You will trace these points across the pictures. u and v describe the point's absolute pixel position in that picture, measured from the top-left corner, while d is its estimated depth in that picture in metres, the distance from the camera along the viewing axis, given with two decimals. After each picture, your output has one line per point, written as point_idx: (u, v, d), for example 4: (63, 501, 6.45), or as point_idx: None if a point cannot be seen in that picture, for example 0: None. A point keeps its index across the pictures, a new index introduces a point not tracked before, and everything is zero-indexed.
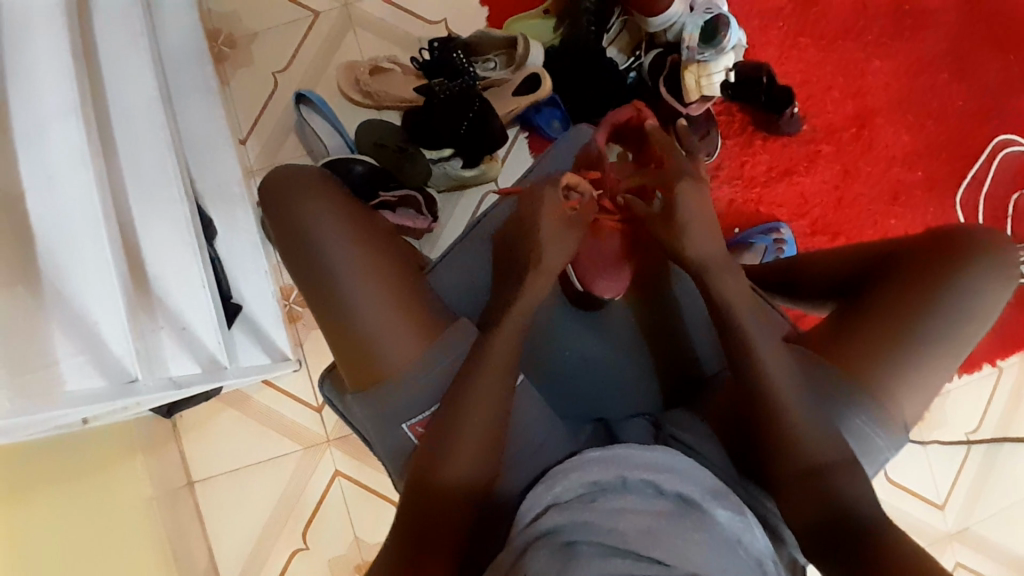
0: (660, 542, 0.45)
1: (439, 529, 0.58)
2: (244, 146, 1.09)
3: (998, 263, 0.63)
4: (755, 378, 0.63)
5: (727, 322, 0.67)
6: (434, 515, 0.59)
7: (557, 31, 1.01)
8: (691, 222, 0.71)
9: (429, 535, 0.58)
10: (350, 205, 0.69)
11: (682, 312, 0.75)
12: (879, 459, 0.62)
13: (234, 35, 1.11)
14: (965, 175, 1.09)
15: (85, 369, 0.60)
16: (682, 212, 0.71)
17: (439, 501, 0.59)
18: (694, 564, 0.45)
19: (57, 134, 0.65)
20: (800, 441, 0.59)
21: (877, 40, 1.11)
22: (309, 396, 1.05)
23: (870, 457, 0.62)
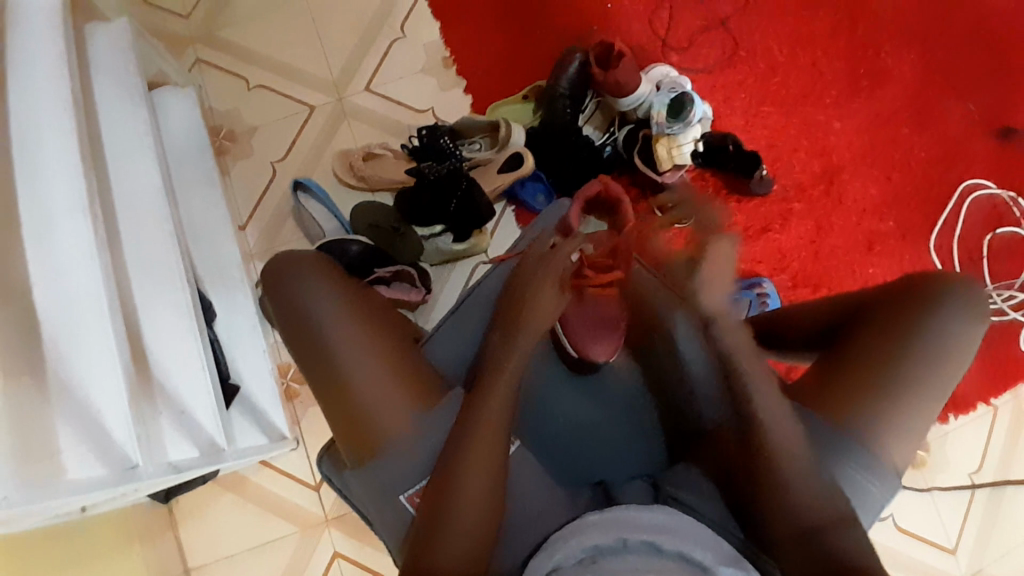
0: None
1: None
2: (243, 231, 1.14)
3: (963, 302, 0.66)
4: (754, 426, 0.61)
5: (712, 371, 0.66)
6: None
7: (536, 112, 1.09)
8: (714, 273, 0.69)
9: None
10: (345, 282, 0.73)
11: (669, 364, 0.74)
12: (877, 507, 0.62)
13: (235, 129, 1.19)
14: (936, 220, 1.14)
15: (89, 460, 0.61)
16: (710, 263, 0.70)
17: None
18: None
19: (66, 226, 0.69)
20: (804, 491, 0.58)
21: (835, 104, 1.20)
22: (306, 474, 1.04)
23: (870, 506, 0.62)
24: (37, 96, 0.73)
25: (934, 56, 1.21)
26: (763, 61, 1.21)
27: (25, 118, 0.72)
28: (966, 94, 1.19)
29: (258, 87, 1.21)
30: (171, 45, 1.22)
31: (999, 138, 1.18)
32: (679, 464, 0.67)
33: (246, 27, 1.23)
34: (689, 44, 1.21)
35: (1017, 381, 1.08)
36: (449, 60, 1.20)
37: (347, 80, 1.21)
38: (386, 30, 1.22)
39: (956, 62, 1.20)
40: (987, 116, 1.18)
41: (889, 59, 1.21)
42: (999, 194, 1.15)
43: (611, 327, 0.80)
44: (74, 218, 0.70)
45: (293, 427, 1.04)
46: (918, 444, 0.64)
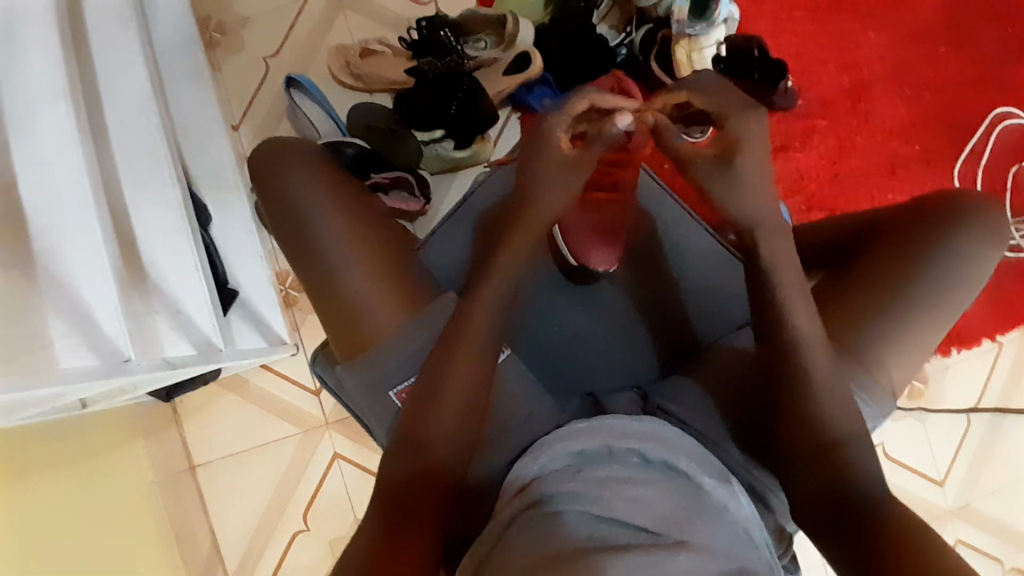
0: (648, 512, 0.45)
1: (425, 496, 0.57)
2: (237, 132, 1.09)
3: (982, 225, 0.64)
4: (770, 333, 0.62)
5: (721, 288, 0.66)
6: (421, 483, 0.58)
7: (549, 7, 0.99)
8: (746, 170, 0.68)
9: (414, 500, 0.57)
10: (337, 176, 0.71)
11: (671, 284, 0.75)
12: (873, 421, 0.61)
13: (224, 21, 1.11)
14: (965, 148, 1.07)
15: (80, 350, 0.60)
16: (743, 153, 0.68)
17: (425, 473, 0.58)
18: (682, 530, 0.44)
19: (46, 115, 0.65)
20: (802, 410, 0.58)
21: (874, 12, 1.09)
22: (306, 378, 1.06)
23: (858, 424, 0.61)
24: None
25: None
26: None
27: None
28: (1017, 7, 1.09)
29: None
30: None
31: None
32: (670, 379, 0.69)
33: None
34: None
35: None
36: None
37: None
38: None
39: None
40: None
41: None
42: None
43: (609, 237, 0.76)
44: (55, 106, 0.65)
45: (292, 333, 1.05)
46: (914, 370, 0.63)
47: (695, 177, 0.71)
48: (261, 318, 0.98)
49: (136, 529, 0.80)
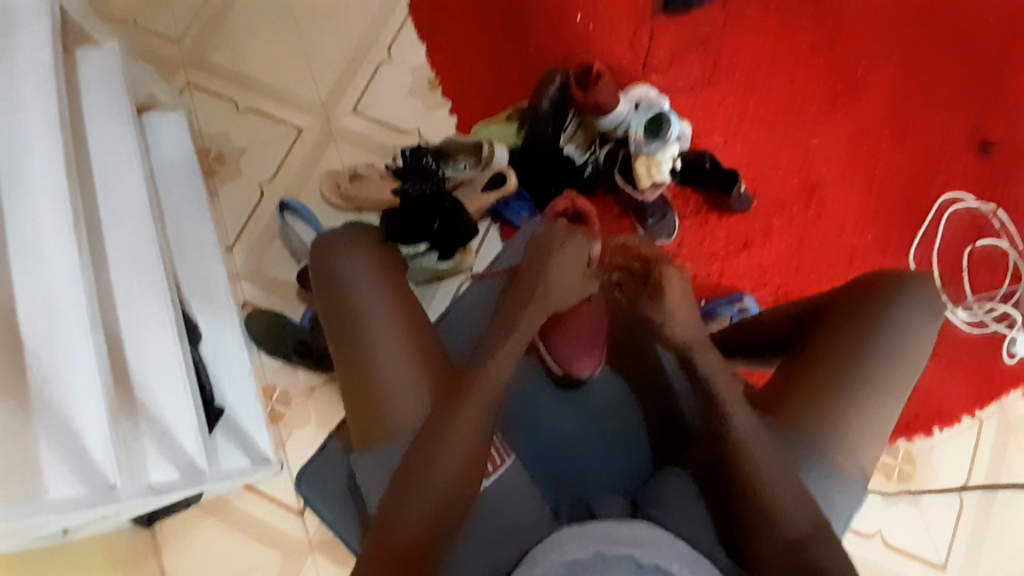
0: None
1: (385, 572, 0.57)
2: (231, 252, 1.15)
3: (921, 300, 0.68)
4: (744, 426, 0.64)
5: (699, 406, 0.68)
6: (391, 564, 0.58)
7: (520, 132, 1.09)
8: (672, 305, 0.73)
9: None
10: (386, 258, 0.76)
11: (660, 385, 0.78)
12: (846, 511, 0.63)
13: (223, 152, 1.20)
14: (916, 235, 1.17)
15: (69, 480, 0.62)
16: (667, 290, 0.74)
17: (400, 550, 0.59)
18: None
19: (51, 247, 0.68)
20: (774, 510, 0.59)
21: (816, 118, 1.22)
22: (290, 498, 1.03)
23: (837, 513, 0.63)
24: (22, 114, 0.72)
25: (914, 72, 1.23)
26: (743, 77, 1.23)
27: (10, 139, 0.71)
28: (949, 104, 1.21)
29: (248, 110, 1.22)
30: (162, 68, 1.24)
31: (979, 151, 1.19)
32: (660, 480, 0.69)
33: (236, 52, 1.25)
34: (670, 62, 1.23)
35: (1001, 394, 1.10)
36: (435, 83, 1.22)
37: (335, 102, 1.22)
38: (374, 52, 1.24)
39: (936, 74, 1.22)
40: (965, 126, 1.21)
41: (870, 73, 1.23)
42: (979, 207, 1.17)
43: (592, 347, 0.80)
44: (59, 238, 0.69)
45: (278, 449, 1.04)
46: (883, 446, 0.65)
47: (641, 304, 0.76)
48: (248, 437, 0.96)
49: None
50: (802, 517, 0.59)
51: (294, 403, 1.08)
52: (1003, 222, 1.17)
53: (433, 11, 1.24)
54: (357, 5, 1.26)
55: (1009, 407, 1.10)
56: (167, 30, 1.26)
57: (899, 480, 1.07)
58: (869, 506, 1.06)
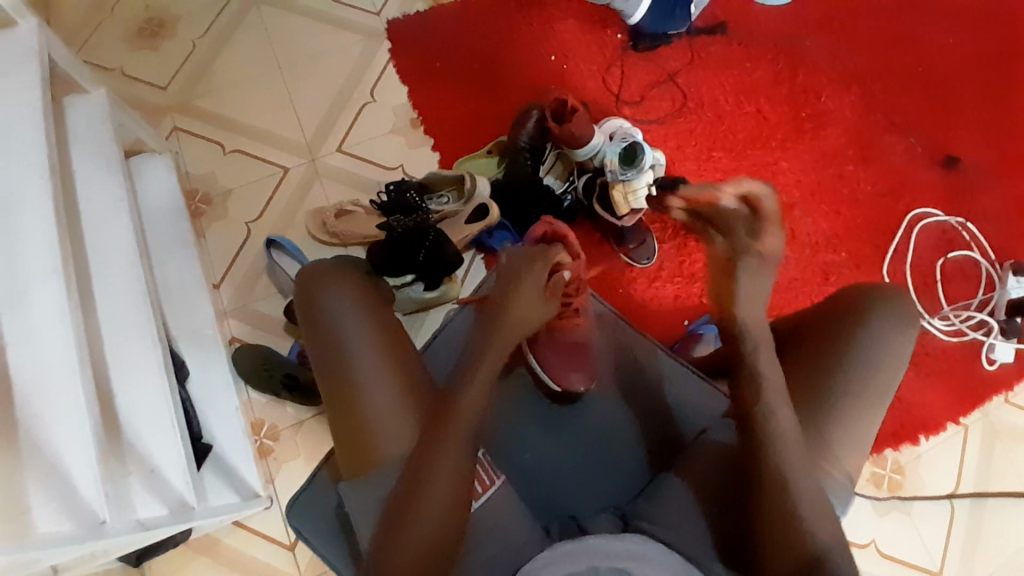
0: None
1: None
2: (217, 289, 1.16)
3: (896, 313, 0.71)
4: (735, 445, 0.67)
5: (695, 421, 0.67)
6: None
7: (500, 164, 1.14)
8: (818, 344, 0.71)
9: None
10: (360, 287, 0.76)
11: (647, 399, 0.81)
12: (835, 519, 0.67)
13: (210, 193, 1.23)
14: (888, 249, 1.21)
15: (57, 515, 0.61)
16: (829, 328, 0.71)
17: None
18: None
19: (40, 294, 0.69)
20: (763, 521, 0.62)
21: (780, 145, 1.28)
22: (281, 533, 1.03)
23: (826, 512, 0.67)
24: (16, 166, 0.74)
25: (874, 98, 1.30)
26: (711, 108, 1.29)
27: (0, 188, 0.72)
28: (907, 128, 1.28)
29: (234, 152, 1.25)
30: (149, 114, 1.28)
31: (943, 167, 1.26)
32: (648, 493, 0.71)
33: (222, 97, 1.29)
34: (641, 97, 1.30)
35: (983, 399, 1.13)
36: (416, 121, 1.27)
37: (320, 143, 1.26)
38: (357, 94, 1.28)
39: (893, 99, 1.29)
40: (926, 146, 1.27)
41: (826, 103, 1.30)
42: (947, 220, 1.23)
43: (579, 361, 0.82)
44: (50, 285, 0.70)
45: (267, 484, 1.03)
46: (864, 455, 0.69)
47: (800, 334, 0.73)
48: (235, 472, 0.98)
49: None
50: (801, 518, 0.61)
51: (283, 438, 1.07)
52: (973, 234, 1.22)
53: (414, 56, 1.30)
54: (340, 50, 1.31)
55: (993, 413, 1.13)
56: (154, 77, 1.30)
57: (887, 484, 1.09)
58: (861, 517, 1.08)
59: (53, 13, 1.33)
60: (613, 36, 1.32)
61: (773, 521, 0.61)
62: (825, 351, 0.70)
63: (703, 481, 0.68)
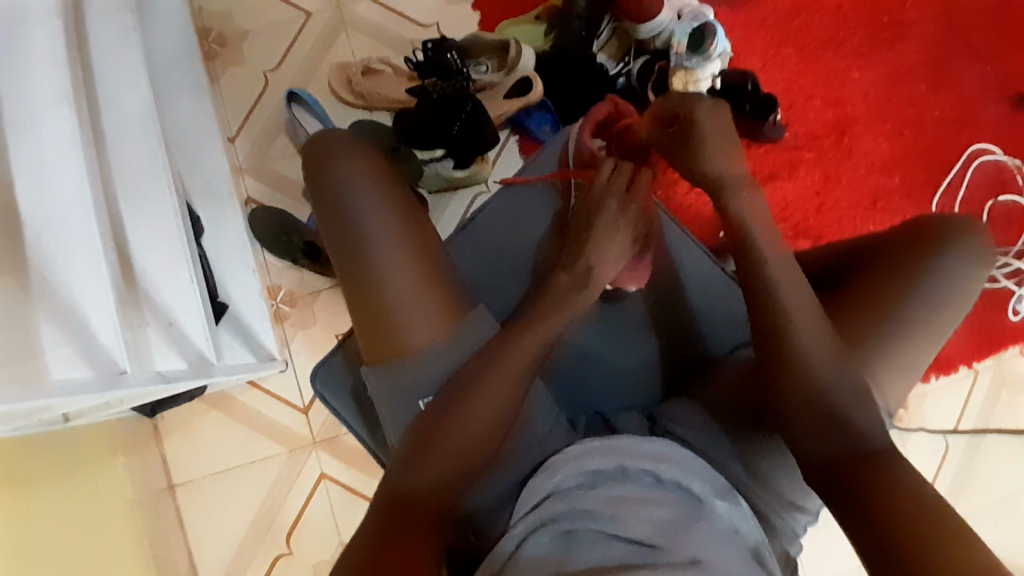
0: (666, 533, 0.49)
1: (416, 521, 0.58)
2: (233, 144, 1.09)
3: (977, 249, 0.67)
4: (773, 360, 0.63)
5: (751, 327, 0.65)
6: (415, 509, 0.59)
7: (549, 35, 1.02)
8: (885, 263, 0.68)
9: (408, 527, 0.57)
10: (386, 173, 0.71)
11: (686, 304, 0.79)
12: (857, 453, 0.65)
13: (225, 33, 1.11)
14: (941, 183, 1.12)
15: (71, 360, 0.59)
16: (909, 248, 0.67)
17: (422, 490, 0.60)
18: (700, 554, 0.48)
19: (49, 119, 0.64)
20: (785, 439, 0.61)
21: (858, 50, 1.14)
22: (295, 397, 1.06)
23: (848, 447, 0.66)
24: None
25: (960, 10, 1.15)
26: None
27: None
28: (1001, 44, 1.14)
29: None
30: None
31: (1012, 104, 1.13)
32: (677, 399, 0.71)
33: None
34: None
35: (1003, 347, 1.11)
36: None
37: None
38: None
39: (983, 18, 1.14)
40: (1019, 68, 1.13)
41: (917, 5, 1.15)
42: (1007, 160, 1.12)
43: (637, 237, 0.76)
44: (59, 114, 0.65)
45: (282, 349, 1.05)
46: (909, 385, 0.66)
47: (871, 255, 0.69)
48: (251, 332, 0.98)
49: (122, 536, 0.84)
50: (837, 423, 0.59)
51: (299, 305, 1.07)
52: None
53: None
54: None
55: (1005, 361, 1.12)
56: None
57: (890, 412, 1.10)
58: None
59: None
60: None
61: (807, 440, 0.59)
62: (896, 274, 0.66)
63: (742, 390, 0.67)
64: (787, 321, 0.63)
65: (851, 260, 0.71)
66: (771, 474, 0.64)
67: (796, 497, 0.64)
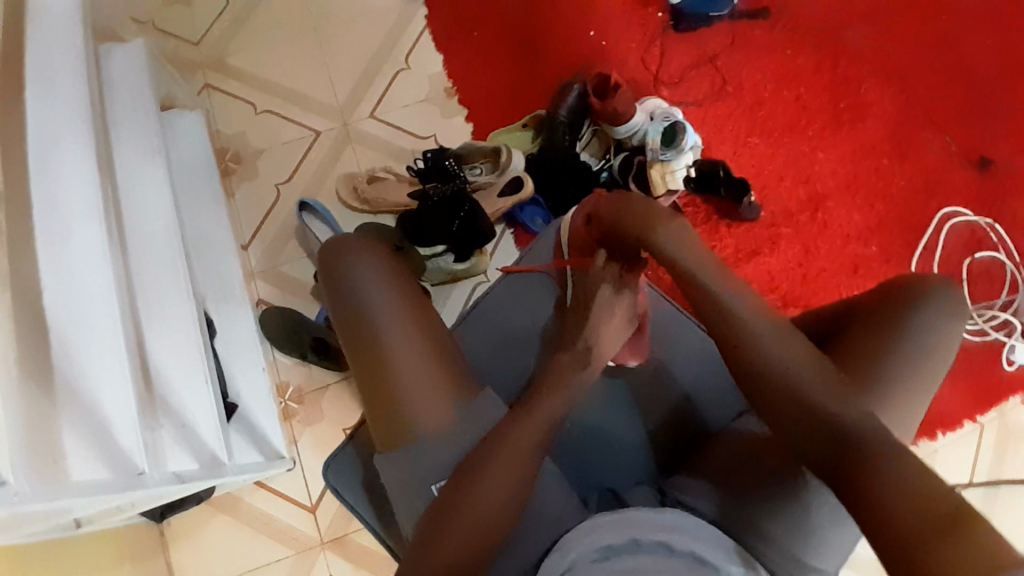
0: None
1: None
2: (246, 250, 1.17)
3: (954, 306, 0.71)
4: (768, 395, 0.64)
5: (745, 362, 0.66)
6: None
7: (535, 139, 1.13)
8: (868, 322, 0.71)
9: None
10: (393, 268, 0.77)
11: (680, 372, 0.82)
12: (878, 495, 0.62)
13: (242, 152, 1.22)
14: (919, 245, 1.19)
15: (91, 462, 0.61)
16: (890, 306, 0.71)
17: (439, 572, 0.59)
18: None
19: (78, 228, 0.69)
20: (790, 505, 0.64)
21: (819, 133, 1.25)
22: (302, 495, 1.05)
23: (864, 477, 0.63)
24: (55, 108, 0.73)
25: (909, 94, 1.26)
26: (750, 91, 1.27)
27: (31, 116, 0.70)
28: (949, 120, 1.25)
29: (266, 112, 1.24)
30: (181, 69, 1.27)
31: (976, 168, 1.22)
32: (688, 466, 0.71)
33: (253, 55, 1.27)
34: (679, 78, 1.27)
35: (1004, 400, 1.12)
36: (451, 91, 1.25)
37: (353, 107, 1.25)
38: (392, 61, 1.26)
39: (932, 96, 1.26)
40: (969, 140, 1.24)
41: (870, 91, 1.26)
42: (978, 221, 1.20)
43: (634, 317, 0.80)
44: (86, 224, 0.71)
45: (290, 446, 1.05)
46: (904, 438, 0.69)
47: (860, 313, 0.72)
48: (260, 432, 0.98)
49: None
50: (871, 459, 0.56)
51: (307, 401, 1.09)
52: (1001, 237, 1.19)
53: (451, 24, 1.27)
54: (374, 15, 1.29)
55: (1008, 413, 1.12)
56: (186, 33, 1.29)
57: None
58: None
59: None
60: (654, 14, 1.29)
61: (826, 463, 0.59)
62: (880, 333, 0.69)
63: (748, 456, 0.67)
64: (773, 356, 0.65)
65: (836, 319, 0.74)
66: (787, 542, 0.63)
67: (816, 562, 0.64)
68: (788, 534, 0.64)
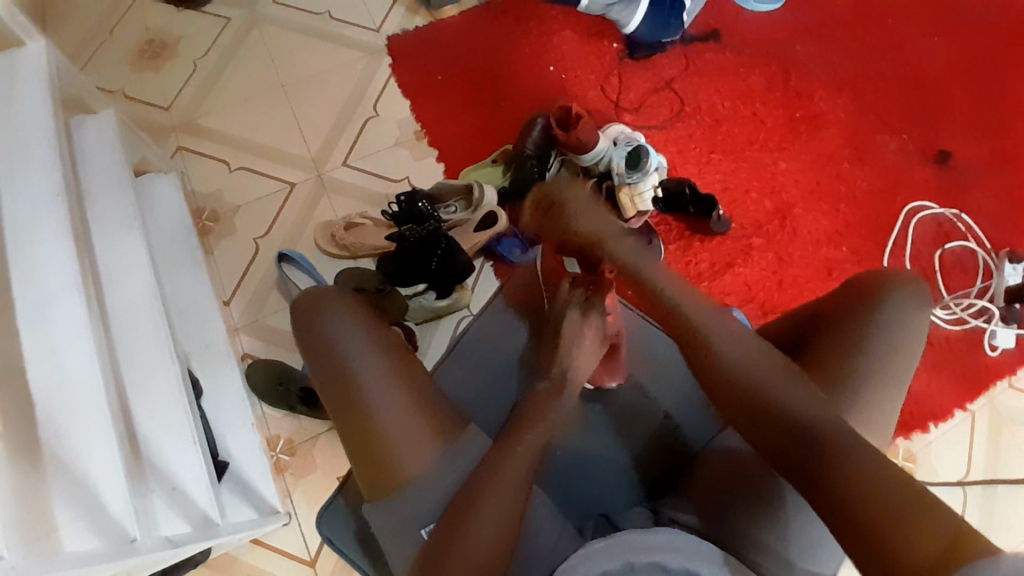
0: None
1: None
2: (228, 306, 1.17)
3: (919, 296, 0.73)
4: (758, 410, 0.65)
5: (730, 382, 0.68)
6: None
7: (506, 173, 1.15)
8: (838, 322, 0.73)
9: None
10: (369, 315, 0.78)
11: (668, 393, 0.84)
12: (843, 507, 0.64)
13: (218, 210, 1.24)
14: (887, 242, 1.23)
15: (84, 533, 0.60)
16: (858, 302, 0.73)
17: None
18: None
19: (60, 304, 0.69)
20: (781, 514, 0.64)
21: (779, 145, 1.30)
22: (300, 550, 1.02)
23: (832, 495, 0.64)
24: (30, 186, 0.74)
25: (860, 100, 1.32)
26: (708, 111, 1.32)
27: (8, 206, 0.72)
28: (901, 122, 1.30)
29: (240, 169, 1.26)
30: (154, 135, 1.29)
31: (934, 164, 1.28)
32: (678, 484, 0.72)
33: (225, 116, 1.30)
34: (639, 104, 1.32)
35: (989, 386, 1.14)
36: (420, 134, 1.28)
37: (325, 157, 1.27)
38: (361, 110, 1.30)
39: (883, 100, 1.32)
40: (924, 138, 1.29)
41: (822, 101, 1.32)
42: (943, 214, 1.24)
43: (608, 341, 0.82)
44: (70, 297, 0.70)
45: (284, 500, 1.03)
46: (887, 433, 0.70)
47: (835, 313, 0.74)
48: (253, 489, 0.97)
49: None
50: (847, 462, 0.57)
51: (299, 452, 1.07)
52: (969, 226, 1.23)
53: (415, 71, 1.32)
54: (341, 68, 1.33)
55: (997, 398, 1.14)
56: (157, 100, 1.31)
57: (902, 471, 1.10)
58: None
59: (59, 39, 1.36)
60: (609, 45, 1.35)
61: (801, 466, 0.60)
62: (847, 331, 0.72)
63: (733, 469, 0.68)
64: (752, 373, 0.67)
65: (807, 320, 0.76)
66: (783, 551, 0.64)
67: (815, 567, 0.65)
68: (784, 542, 0.64)
